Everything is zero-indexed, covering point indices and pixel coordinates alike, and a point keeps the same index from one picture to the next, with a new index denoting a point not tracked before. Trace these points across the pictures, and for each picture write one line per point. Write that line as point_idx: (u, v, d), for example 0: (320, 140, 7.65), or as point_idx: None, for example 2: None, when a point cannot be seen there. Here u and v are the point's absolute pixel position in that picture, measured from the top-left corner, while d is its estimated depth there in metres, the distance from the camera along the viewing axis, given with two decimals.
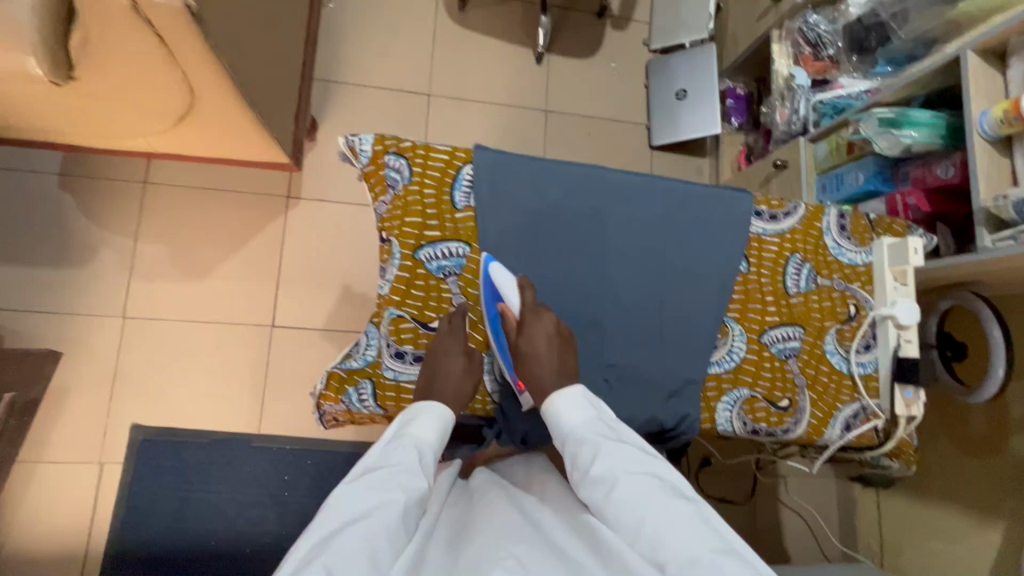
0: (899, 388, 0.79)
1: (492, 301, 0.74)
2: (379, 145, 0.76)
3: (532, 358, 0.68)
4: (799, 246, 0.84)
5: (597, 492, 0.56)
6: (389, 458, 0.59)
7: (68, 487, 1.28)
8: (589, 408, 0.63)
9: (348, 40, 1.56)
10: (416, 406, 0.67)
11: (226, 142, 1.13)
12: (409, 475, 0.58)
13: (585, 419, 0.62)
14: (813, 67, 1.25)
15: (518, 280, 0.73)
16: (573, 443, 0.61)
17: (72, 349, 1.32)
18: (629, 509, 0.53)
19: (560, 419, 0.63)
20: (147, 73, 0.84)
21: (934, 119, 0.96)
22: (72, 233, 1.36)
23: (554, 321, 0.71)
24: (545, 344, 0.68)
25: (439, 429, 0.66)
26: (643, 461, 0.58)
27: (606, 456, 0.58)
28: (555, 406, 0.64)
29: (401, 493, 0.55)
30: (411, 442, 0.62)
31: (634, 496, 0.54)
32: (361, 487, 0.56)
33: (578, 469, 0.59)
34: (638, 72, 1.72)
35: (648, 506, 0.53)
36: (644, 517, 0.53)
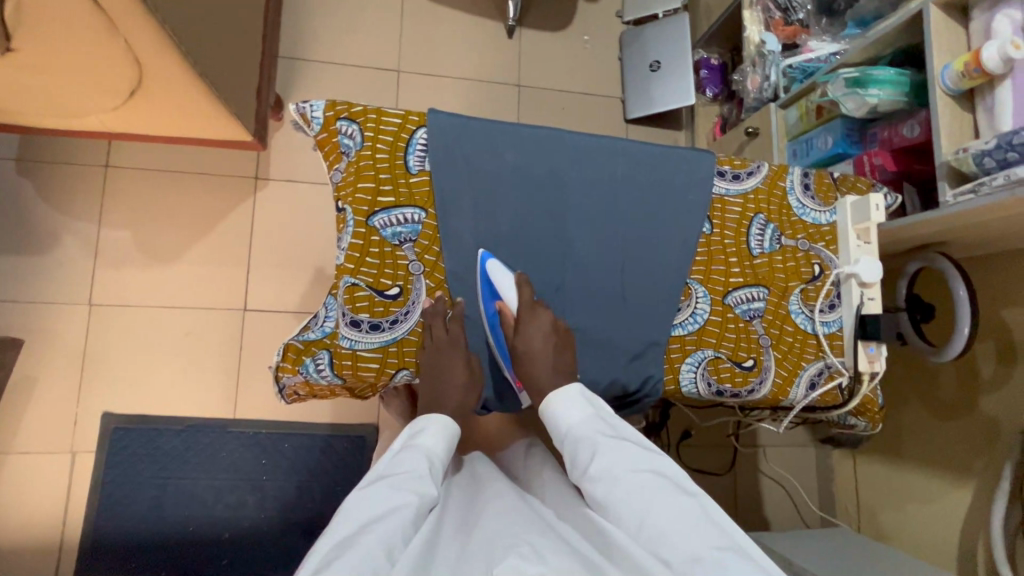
0: (862, 345, 0.80)
1: (489, 299, 0.74)
2: (330, 111, 0.75)
3: (529, 357, 0.71)
4: (763, 206, 0.83)
5: (596, 488, 0.58)
6: (399, 465, 0.60)
7: (40, 477, 1.26)
8: (587, 408, 0.66)
9: (313, 15, 1.52)
10: (420, 418, 0.68)
11: (181, 118, 1.10)
12: (420, 481, 0.59)
13: (584, 419, 0.65)
14: (784, 32, 1.24)
15: (515, 276, 0.74)
16: (573, 442, 0.64)
17: (38, 338, 1.29)
18: (630, 505, 0.55)
19: (559, 420, 0.66)
20: (89, 42, 0.81)
21: (898, 77, 0.94)
22: (32, 220, 1.32)
23: (550, 316, 0.73)
24: (540, 343, 0.71)
25: (446, 441, 0.67)
26: (643, 457, 0.60)
27: (603, 455, 0.60)
28: (555, 408, 0.67)
29: (413, 497, 0.56)
30: (420, 452, 0.63)
31: (633, 491, 0.56)
32: (373, 493, 0.56)
33: (578, 467, 0.62)
34: (612, 44, 1.69)
35: (647, 501, 0.55)
36: (644, 514, 0.54)
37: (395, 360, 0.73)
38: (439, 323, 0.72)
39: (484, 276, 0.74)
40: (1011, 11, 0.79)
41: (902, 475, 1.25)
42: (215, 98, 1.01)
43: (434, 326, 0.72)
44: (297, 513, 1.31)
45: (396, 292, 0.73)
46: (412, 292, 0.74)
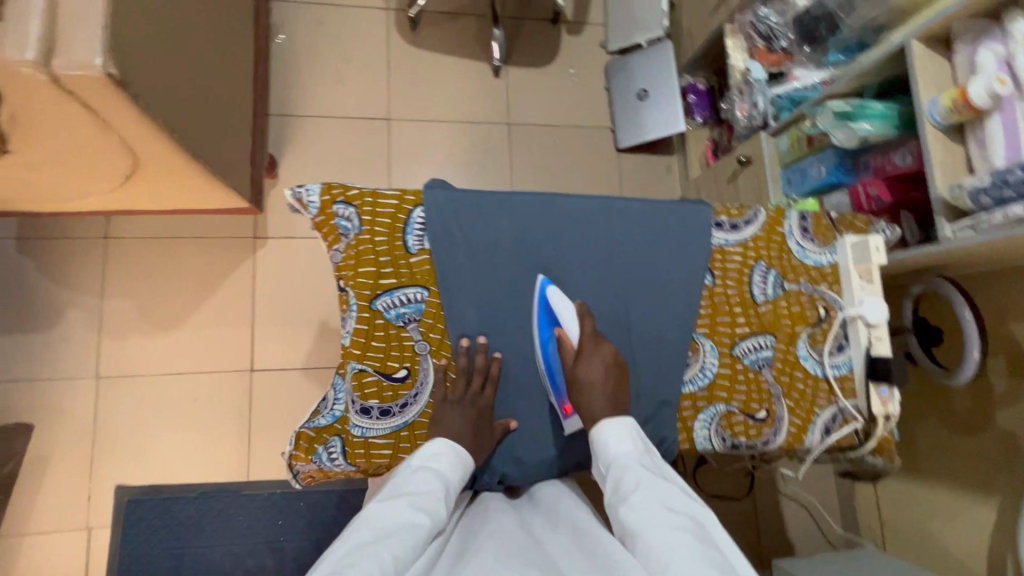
0: (874, 387, 0.79)
1: (548, 327, 0.74)
2: (326, 195, 0.75)
3: (585, 386, 0.67)
4: (763, 253, 0.83)
5: (632, 518, 0.55)
6: (413, 485, 0.60)
7: (56, 557, 1.25)
8: (637, 441, 0.63)
9: (301, 71, 1.54)
10: (438, 438, 0.67)
11: (178, 193, 1.11)
12: (433, 505, 0.59)
13: (632, 450, 0.62)
14: (768, 60, 1.25)
15: (576, 309, 0.73)
16: (616, 471, 0.60)
17: (47, 416, 1.29)
18: (666, 544, 0.51)
19: (605, 444, 0.63)
20: (84, 141, 0.81)
21: (888, 111, 0.96)
22: (35, 298, 1.33)
23: (613, 351, 0.70)
24: (600, 375, 0.67)
25: (461, 466, 0.66)
26: (684, 504, 0.56)
27: (645, 489, 0.57)
28: (604, 432, 0.64)
29: (425, 519, 0.56)
30: (436, 475, 0.62)
31: (668, 533, 0.52)
32: (386, 509, 0.57)
33: (616, 495, 0.58)
34: (599, 75, 1.71)
35: (682, 544, 0.51)
36: (677, 558, 0.50)
37: (407, 444, 0.73)
38: (477, 371, 0.73)
39: (545, 301, 0.75)
40: (994, 45, 0.80)
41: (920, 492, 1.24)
42: (210, 174, 1.02)
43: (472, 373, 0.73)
44: None
45: (403, 374, 0.74)
46: (420, 373, 0.74)
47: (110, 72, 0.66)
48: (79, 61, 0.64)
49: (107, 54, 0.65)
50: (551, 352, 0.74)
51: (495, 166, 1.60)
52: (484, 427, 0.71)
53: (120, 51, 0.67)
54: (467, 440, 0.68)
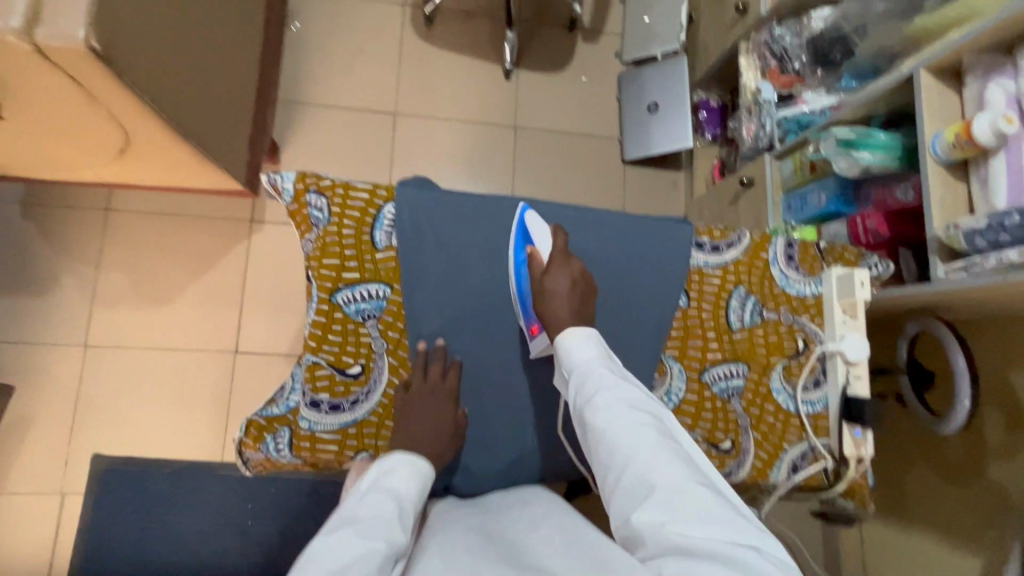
0: (847, 428, 0.75)
1: (521, 244, 0.74)
2: (300, 183, 0.74)
3: (550, 293, 0.69)
4: (743, 278, 0.81)
5: (598, 417, 0.59)
6: (365, 508, 0.58)
7: (30, 518, 1.27)
8: (600, 347, 0.65)
9: (312, 60, 1.55)
10: (391, 454, 0.66)
11: (174, 171, 1.12)
12: (389, 529, 0.56)
13: (596, 355, 0.65)
14: (779, 81, 1.21)
15: (551, 229, 0.75)
16: (580, 375, 0.63)
17: (34, 378, 1.32)
18: (629, 440, 0.56)
19: (570, 352, 0.65)
20: (74, 112, 0.82)
21: (889, 141, 0.93)
22: (34, 262, 1.36)
23: (580, 268, 0.73)
24: (566, 286, 0.70)
25: (417, 482, 0.64)
26: (646, 402, 0.60)
27: (611, 392, 0.60)
28: (569, 341, 0.66)
29: (383, 543, 0.54)
30: (390, 495, 0.61)
31: (633, 430, 0.57)
32: (339, 539, 0.54)
33: (581, 397, 0.61)
34: (611, 85, 1.69)
35: (644, 439, 0.56)
36: (639, 453, 0.55)
37: (354, 442, 0.73)
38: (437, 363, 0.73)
39: (522, 225, 0.75)
40: (1005, 81, 0.76)
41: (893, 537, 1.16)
42: (201, 153, 1.02)
43: (431, 367, 0.73)
44: (282, 559, 1.30)
45: (358, 370, 0.73)
46: (374, 371, 0.74)
47: (92, 46, 0.66)
48: (62, 32, 0.64)
49: (91, 28, 0.65)
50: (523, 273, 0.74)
51: (497, 169, 1.59)
52: (448, 424, 0.72)
53: (106, 27, 0.68)
54: (427, 443, 0.69)
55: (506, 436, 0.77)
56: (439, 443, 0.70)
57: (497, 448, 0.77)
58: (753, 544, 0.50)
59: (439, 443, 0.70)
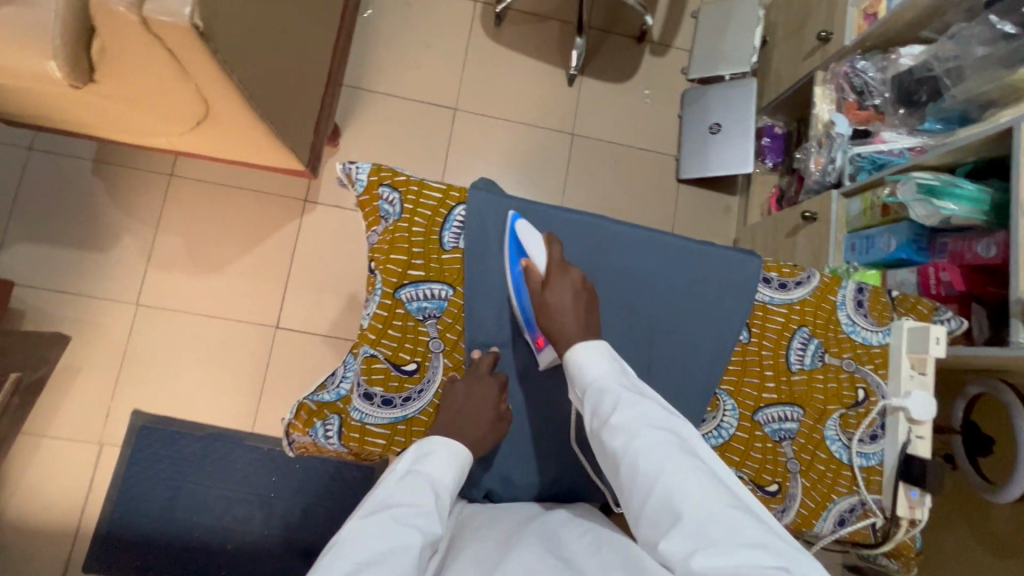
0: (902, 488, 0.72)
1: (516, 258, 0.72)
2: (374, 175, 0.75)
3: (553, 307, 0.66)
4: (808, 319, 0.78)
5: (616, 439, 0.56)
6: (400, 495, 0.57)
7: (68, 463, 1.32)
8: (611, 361, 0.62)
9: (380, 49, 1.56)
10: (429, 438, 0.65)
11: (242, 146, 1.15)
12: (426, 518, 0.56)
13: (609, 370, 0.62)
14: (856, 116, 1.17)
15: (543, 237, 0.72)
16: (594, 394, 0.60)
17: (87, 329, 1.37)
18: (650, 462, 0.53)
19: (582, 369, 0.62)
20: (164, 83, 0.85)
21: (978, 194, 0.89)
22: (98, 218, 1.40)
23: (580, 275, 0.70)
24: (569, 297, 0.67)
25: (455, 466, 0.63)
26: (664, 418, 0.57)
27: (628, 409, 0.57)
28: (578, 356, 0.63)
29: (417, 535, 0.53)
30: (427, 482, 0.60)
31: (653, 449, 0.54)
32: (376, 527, 0.53)
33: (598, 417, 0.59)
34: (674, 101, 1.66)
35: (666, 458, 0.53)
36: (662, 474, 0.53)
37: (402, 438, 0.73)
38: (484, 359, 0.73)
39: (512, 234, 0.73)
40: None
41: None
42: (271, 132, 1.04)
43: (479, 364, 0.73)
44: (299, 535, 1.32)
45: (413, 367, 0.74)
46: (429, 370, 0.74)
47: (196, 23, 0.68)
48: (170, 8, 0.66)
49: (196, 6, 0.67)
50: (521, 284, 0.72)
51: (550, 175, 1.58)
52: (487, 418, 0.69)
53: (209, 5, 0.69)
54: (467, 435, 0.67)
55: (547, 449, 0.77)
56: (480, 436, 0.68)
57: (536, 461, 0.77)
58: (790, 567, 0.46)
59: (476, 432, 0.68)
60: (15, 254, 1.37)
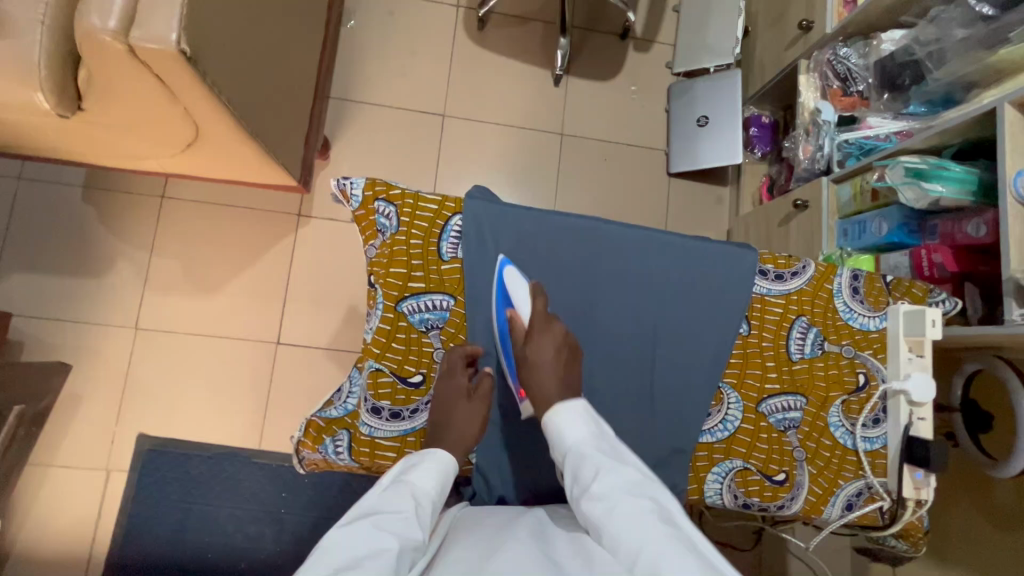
0: (908, 470, 0.73)
1: (502, 307, 0.73)
2: (369, 190, 0.76)
3: (534, 366, 0.66)
4: (806, 309, 0.79)
5: (597, 509, 0.56)
6: (383, 504, 0.58)
7: (76, 491, 1.32)
8: (591, 425, 0.63)
9: (366, 59, 1.56)
10: (413, 452, 0.66)
11: (234, 165, 1.15)
12: (403, 524, 0.56)
13: (588, 436, 0.62)
14: (841, 102, 1.18)
15: (529, 287, 0.72)
16: (574, 461, 0.60)
17: (87, 356, 1.36)
18: (630, 531, 0.53)
19: (561, 435, 0.63)
20: (152, 108, 0.85)
21: (966, 174, 0.90)
22: (92, 244, 1.40)
23: (564, 330, 0.70)
24: (550, 355, 0.67)
25: (440, 478, 0.64)
26: (643, 485, 0.58)
27: (607, 476, 0.58)
28: (558, 420, 0.63)
29: (394, 542, 0.54)
30: (409, 491, 0.60)
31: (633, 517, 0.54)
32: (354, 534, 0.54)
33: (578, 486, 0.59)
34: (660, 96, 1.67)
35: (647, 528, 0.53)
36: (643, 544, 0.52)
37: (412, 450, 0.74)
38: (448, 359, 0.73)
39: (500, 282, 0.74)
40: None
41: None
42: (263, 150, 1.04)
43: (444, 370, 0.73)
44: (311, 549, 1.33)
45: (419, 379, 0.75)
46: (435, 381, 0.75)
47: (182, 49, 0.68)
48: (155, 34, 0.66)
49: (182, 30, 0.67)
50: (507, 335, 0.73)
51: (542, 176, 1.59)
52: (482, 417, 0.71)
53: (195, 30, 0.70)
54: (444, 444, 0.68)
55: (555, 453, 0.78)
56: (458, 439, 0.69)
57: (544, 465, 0.77)
58: None
59: (469, 431, 0.69)
60: (10, 284, 1.37)
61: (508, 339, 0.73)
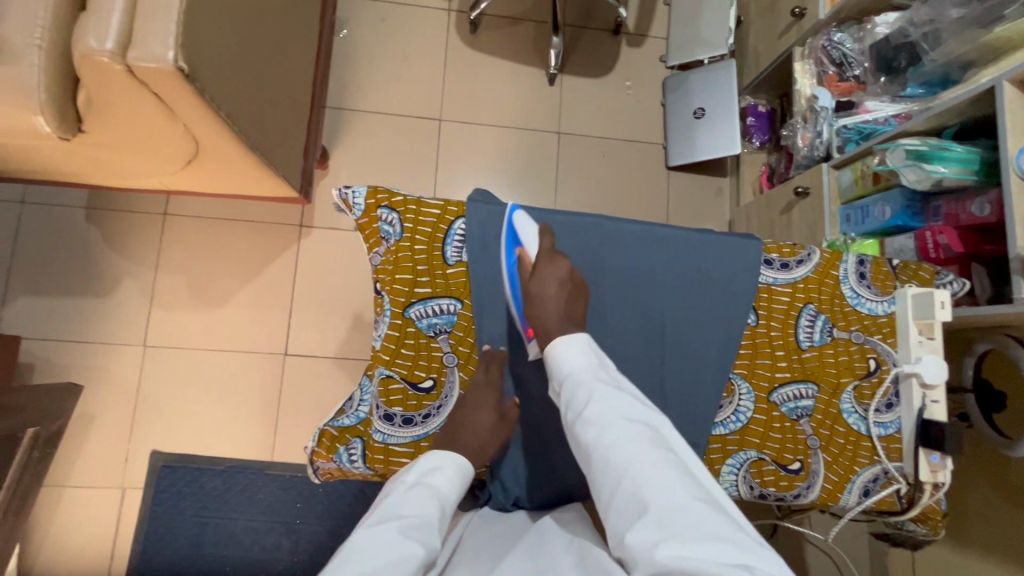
0: (923, 453, 0.73)
1: (510, 246, 0.73)
2: (371, 198, 0.76)
3: (538, 297, 0.66)
4: (813, 296, 0.79)
5: (589, 431, 0.57)
6: (406, 508, 0.59)
7: (92, 511, 1.32)
8: (589, 352, 0.62)
9: (360, 67, 1.57)
10: (437, 451, 0.66)
11: (234, 179, 1.16)
12: (426, 532, 0.57)
13: (586, 363, 0.61)
14: (837, 88, 1.18)
15: (539, 228, 0.72)
16: (570, 386, 0.60)
17: (97, 376, 1.37)
18: (620, 455, 0.54)
19: (559, 361, 0.62)
20: (152, 126, 0.85)
21: (968, 154, 0.90)
22: (96, 265, 1.41)
23: (569, 267, 0.69)
24: (553, 287, 0.66)
25: (459, 483, 0.65)
26: (637, 410, 0.58)
27: (602, 402, 0.57)
28: (557, 349, 0.62)
29: (419, 548, 0.55)
30: (431, 495, 0.61)
31: (624, 442, 0.55)
32: (379, 538, 0.55)
33: (573, 410, 0.59)
34: (655, 89, 1.67)
35: (639, 452, 0.54)
36: (631, 468, 0.53)
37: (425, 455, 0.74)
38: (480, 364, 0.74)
39: (511, 225, 0.74)
40: None
41: (952, 561, 1.09)
42: (263, 163, 1.05)
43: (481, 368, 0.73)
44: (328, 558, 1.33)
45: (429, 384, 0.75)
46: (445, 386, 0.75)
47: (180, 66, 0.68)
48: (153, 53, 0.67)
49: (179, 48, 0.68)
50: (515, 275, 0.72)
51: (541, 175, 1.59)
52: (489, 423, 0.71)
53: (191, 47, 0.70)
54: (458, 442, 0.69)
55: (568, 452, 0.78)
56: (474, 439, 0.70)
57: (557, 464, 0.78)
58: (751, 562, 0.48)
59: (475, 441, 0.69)
60: (18, 308, 1.37)
61: (516, 278, 0.72)
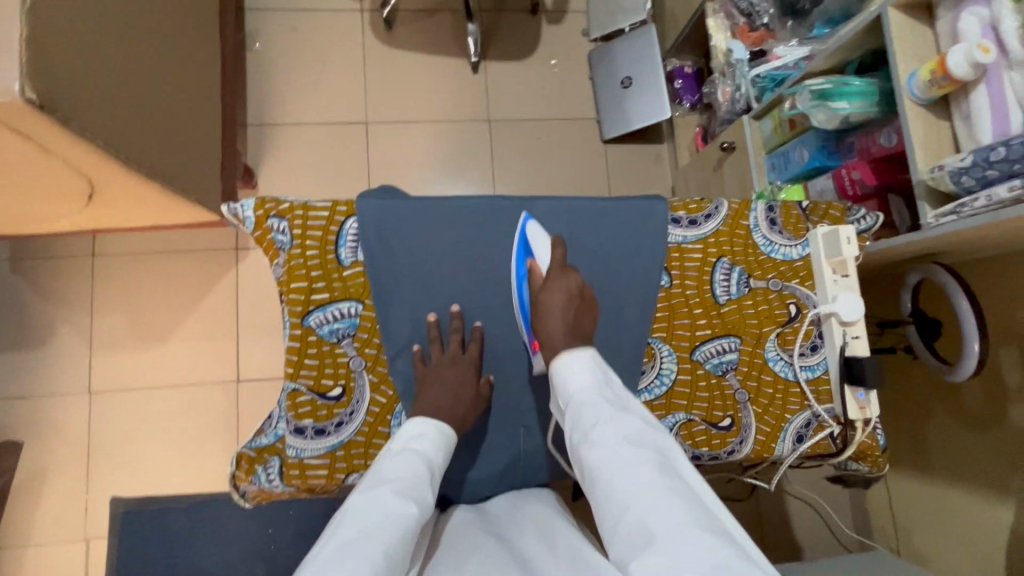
0: (849, 391, 0.73)
1: (523, 257, 0.73)
2: (260, 209, 0.73)
3: (544, 311, 0.66)
4: (726, 249, 0.78)
5: (594, 455, 0.56)
6: (397, 469, 0.62)
7: (57, 566, 1.29)
8: (596, 373, 0.62)
9: (277, 79, 1.53)
10: (420, 418, 0.68)
11: (148, 210, 1.12)
12: (419, 488, 0.61)
13: (591, 384, 0.61)
14: (749, 38, 1.17)
15: (552, 240, 0.72)
16: (576, 408, 0.60)
17: (44, 430, 1.33)
18: (626, 481, 0.53)
19: (564, 382, 0.62)
20: (31, 165, 0.81)
21: (867, 87, 0.89)
22: (28, 316, 1.37)
23: (579, 281, 0.69)
24: (561, 304, 0.66)
25: (442, 445, 0.68)
26: (645, 433, 0.57)
27: (608, 424, 0.57)
28: (561, 368, 0.63)
29: (414, 507, 0.58)
30: (419, 458, 0.64)
31: (630, 466, 0.54)
32: (375, 498, 0.58)
33: (579, 433, 0.59)
34: (583, 64, 1.65)
35: (642, 476, 0.53)
36: (635, 493, 0.52)
37: (343, 465, 0.73)
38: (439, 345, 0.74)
39: (523, 235, 0.74)
40: (978, 9, 0.72)
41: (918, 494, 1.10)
42: (168, 189, 1.01)
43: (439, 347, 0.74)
44: None
45: (338, 392, 0.73)
46: (355, 391, 0.74)
47: (30, 97, 0.64)
48: None
49: (25, 79, 0.64)
50: (524, 283, 0.73)
51: (477, 165, 1.56)
52: (468, 393, 0.72)
53: (42, 76, 0.66)
54: (450, 411, 0.70)
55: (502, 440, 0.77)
56: (460, 407, 0.71)
57: None
58: None
59: (461, 409, 0.71)
60: None
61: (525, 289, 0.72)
